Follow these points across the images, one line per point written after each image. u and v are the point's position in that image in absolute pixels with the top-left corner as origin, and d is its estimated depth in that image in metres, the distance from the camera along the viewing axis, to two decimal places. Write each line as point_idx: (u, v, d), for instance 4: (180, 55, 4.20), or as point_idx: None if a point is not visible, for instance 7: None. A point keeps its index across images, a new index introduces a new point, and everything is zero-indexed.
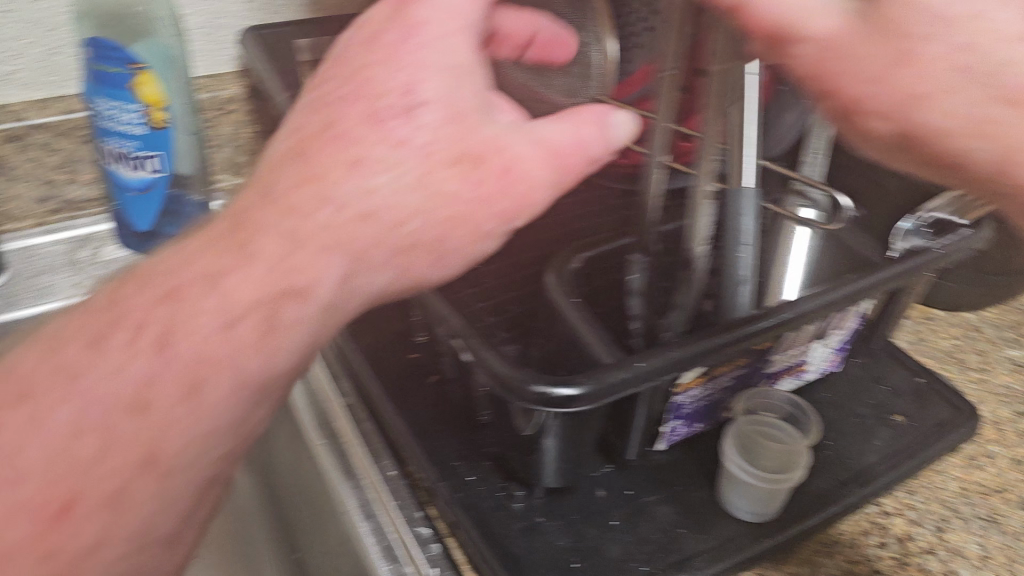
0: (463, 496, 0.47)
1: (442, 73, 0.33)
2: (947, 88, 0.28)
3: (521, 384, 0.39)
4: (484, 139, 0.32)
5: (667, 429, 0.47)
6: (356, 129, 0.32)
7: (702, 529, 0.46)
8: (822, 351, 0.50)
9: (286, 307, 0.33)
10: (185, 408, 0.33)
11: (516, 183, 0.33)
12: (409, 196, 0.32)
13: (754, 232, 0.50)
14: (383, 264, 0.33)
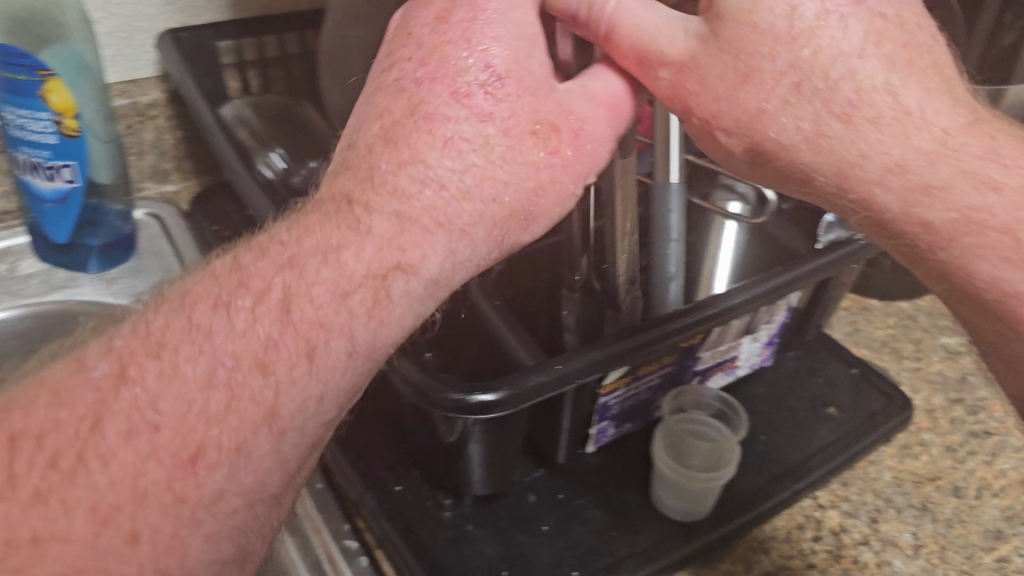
0: (390, 507, 0.45)
1: (515, 44, 0.31)
2: (775, 104, 0.31)
3: (438, 393, 0.37)
4: (552, 108, 0.31)
5: (595, 431, 0.46)
6: (443, 106, 0.30)
7: (634, 531, 0.46)
8: (752, 346, 0.50)
9: (396, 282, 0.30)
10: (321, 394, 0.30)
11: (590, 142, 0.32)
12: (495, 168, 0.31)
13: (681, 228, 0.49)
14: (484, 234, 0.32)
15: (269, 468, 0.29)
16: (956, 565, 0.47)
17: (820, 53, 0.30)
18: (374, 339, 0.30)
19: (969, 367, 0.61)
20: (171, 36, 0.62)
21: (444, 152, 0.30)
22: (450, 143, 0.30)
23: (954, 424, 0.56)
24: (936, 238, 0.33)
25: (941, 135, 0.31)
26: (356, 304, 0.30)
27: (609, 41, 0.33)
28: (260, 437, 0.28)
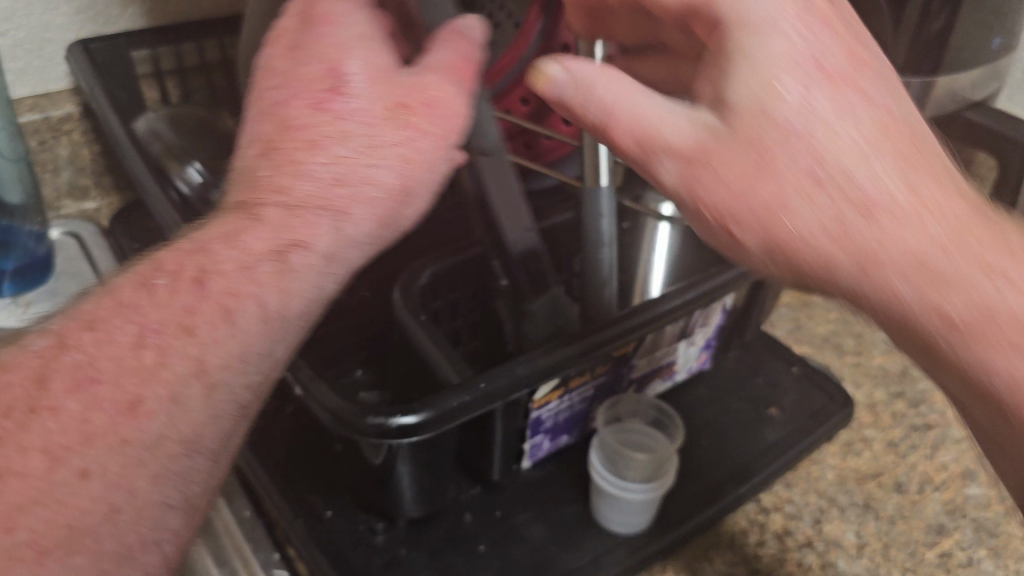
0: (321, 534, 0.43)
1: (354, 46, 0.32)
2: (792, 198, 0.26)
3: (357, 418, 0.36)
4: (403, 87, 0.31)
5: (530, 446, 0.45)
6: (304, 118, 0.31)
7: (575, 546, 0.44)
8: (689, 350, 0.49)
9: (297, 257, 0.30)
10: (244, 353, 0.29)
11: (454, 109, 0.32)
12: (356, 151, 0.30)
13: (611, 234, 0.49)
14: (366, 210, 0.31)
15: (206, 422, 0.28)
16: (900, 563, 0.46)
17: (833, 143, 0.26)
18: (284, 308, 0.30)
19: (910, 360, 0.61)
20: (81, 46, 0.60)
21: (309, 148, 0.30)
22: (313, 144, 0.30)
23: (895, 418, 0.56)
24: (953, 334, 0.25)
25: (959, 223, 0.25)
26: (262, 275, 0.29)
27: (604, 134, 0.29)
28: (193, 389, 0.28)
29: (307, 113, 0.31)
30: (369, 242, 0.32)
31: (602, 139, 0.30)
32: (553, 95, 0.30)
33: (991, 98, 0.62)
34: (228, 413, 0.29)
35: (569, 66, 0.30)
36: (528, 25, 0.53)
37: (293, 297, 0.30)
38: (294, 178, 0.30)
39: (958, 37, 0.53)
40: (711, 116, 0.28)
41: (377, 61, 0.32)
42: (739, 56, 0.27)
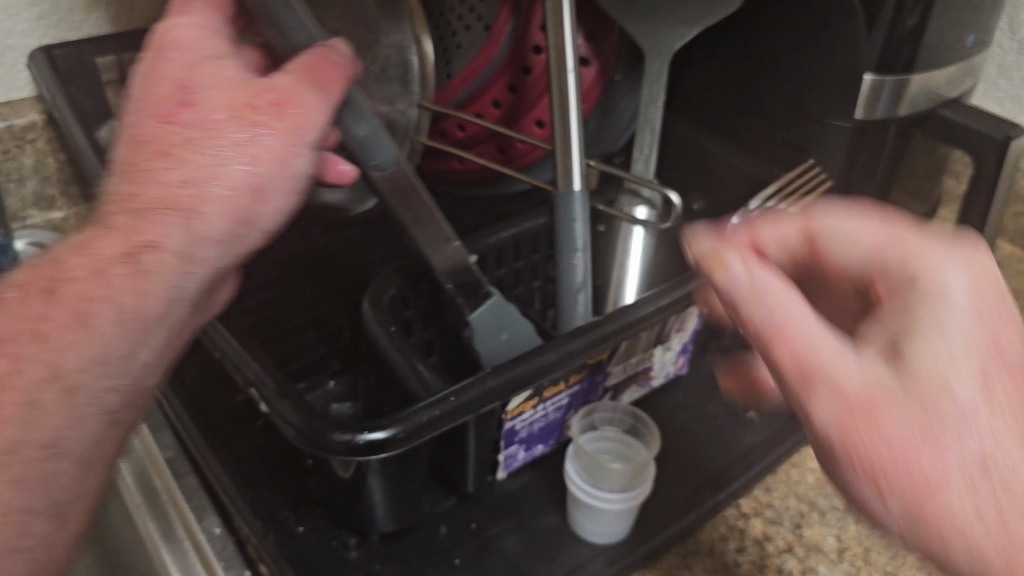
0: (291, 550, 0.43)
1: (199, 62, 0.33)
2: (955, 472, 0.24)
3: (323, 435, 0.35)
4: (249, 94, 0.33)
5: (504, 456, 0.44)
6: (153, 128, 0.32)
7: (551, 558, 0.43)
8: (666, 355, 0.48)
9: (148, 258, 0.31)
10: (101, 356, 0.30)
11: (295, 110, 0.33)
12: (205, 153, 0.32)
13: (585, 238, 0.48)
14: (220, 206, 0.32)
15: (68, 427, 0.29)
16: (880, 567, 0.46)
17: (1015, 450, 0.24)
18: (144, 309, 0.31)
19: None
20: (43, 53, 0.59)
21: (159, 155, 0.32)
22: (165, 151, 0.32)
23: None
24: None
25: None
26: (116, 278, 0.31)
27: (769, 345, 0.27)
28: (49, 393, 0.29)
29: (156, 127, 0.32)
30: (225, 242, 0.33)
31: (755, 338, 0.27)
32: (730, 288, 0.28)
33: (966, 96, 0.61)
34: (92, 416, 0.30)
35: (761, 272, 0.28)
36: (498, 27, 0.53)
37: (151, 298, 0.31)
38: (149, 185, 0.32)
39: (933, 34, 0.52)
40: (883, 360, 0.26)
41: (225, 72, 0.33)
42: (920, 322, 0.27)
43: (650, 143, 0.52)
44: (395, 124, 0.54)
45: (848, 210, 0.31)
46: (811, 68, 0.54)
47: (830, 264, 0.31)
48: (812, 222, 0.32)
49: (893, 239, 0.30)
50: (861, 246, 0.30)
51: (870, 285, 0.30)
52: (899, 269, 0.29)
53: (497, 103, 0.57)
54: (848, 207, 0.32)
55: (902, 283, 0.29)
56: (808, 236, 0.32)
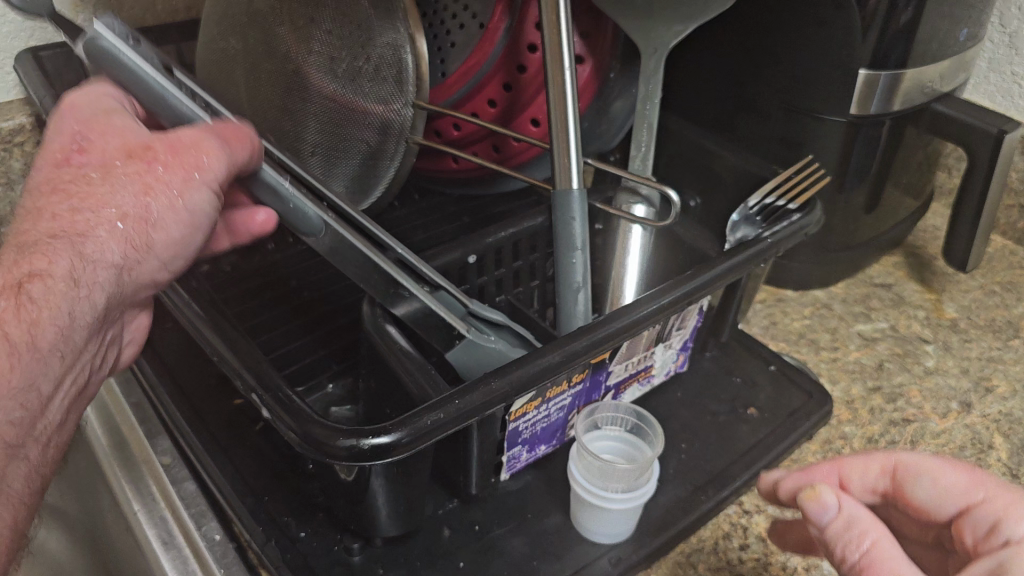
0: (293, 556, 0.42)
1: (90, 122, 0.34)
2: None
3: (327, 441, 0.34)
4: (138, 141, 0.34)
5: (508, 458, 0.44)
6: (56, 173, 0.34)
7: (557, 559, 0.43)
8: (667, 353, 0.48)
9: (34, 286, 0.32)
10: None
11: (178, 158, 0.33)
12: (96, 187, 0.33)
13: (583, 237, 0.48)
14: (110, 234, 0.33)
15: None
16: None
17: None
18: (35, 343, 0.32)
19: (886, 354, 0.61)
20: (31, 54, 0.59)
21: (55, 194, 0.33)
22: (58, 192, 0.33)
23: (873, 414, 0.56)
24: None
25: None
26: (4, 313, 0.31)
27: None
28: None
29: (56, 172, 0.34)
30: (122, 265, 0.34)
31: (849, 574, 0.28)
32: (818, 515, 0.31)
33: (958, 90, 0.61)
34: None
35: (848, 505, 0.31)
36: (494, 25, 0.52)
37: (42, 329, 0.32)
38: (45, 217, 0.33)
39: (925, 30, 0.52)
40: None
41: (119, 122, 0.34)
42: (1014, 562, 0.27)
43: (647, 141, 0.51)
44: (391, 124, 0.53)
45: (933, 456, 0.33)
46: (804, 64, 0.54)
47: (916, 506, 0.33)
48: (892, 464, 0.34)
49: (982, 485, 0.31)
50: (947, 491, 0.32)
51: (957, 530, 0.31)
52: (984, 513, 0.30)
53: (492, 102, 0.56)
54: (936, 456, 0.34)
55: (990, 529, 0.30)
56: (892, 476, 0.34)
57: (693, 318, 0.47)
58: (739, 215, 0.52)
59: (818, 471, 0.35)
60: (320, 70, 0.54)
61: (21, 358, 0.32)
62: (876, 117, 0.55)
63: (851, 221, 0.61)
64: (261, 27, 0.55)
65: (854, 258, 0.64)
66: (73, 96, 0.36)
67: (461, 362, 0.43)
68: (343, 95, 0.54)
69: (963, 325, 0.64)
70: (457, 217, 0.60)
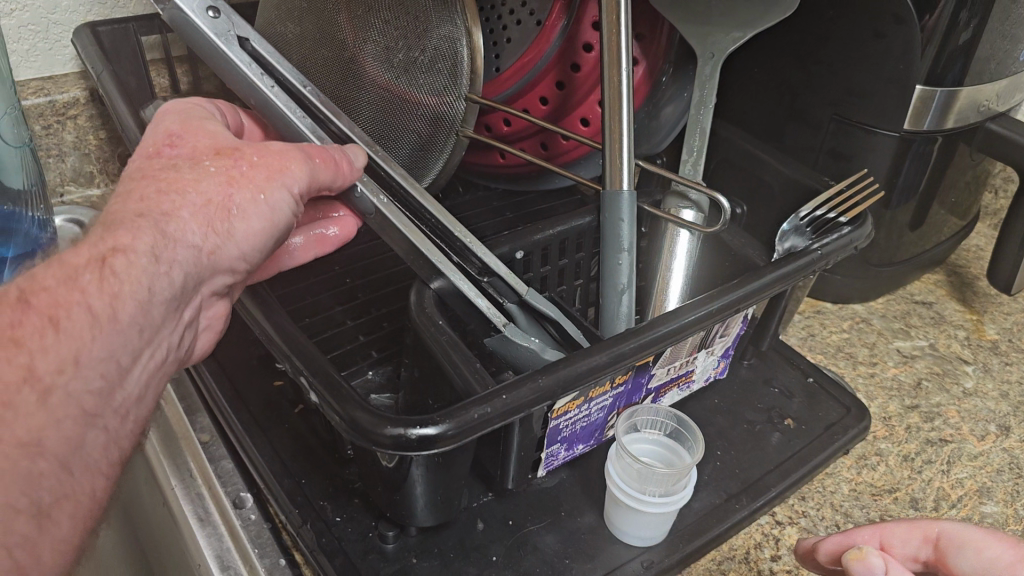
0: (329, 540, 0.42)
1: (194, 124, 0.38)
2: None
3: (372, 428, 0.35)
4: (233, 143, 0.37)
5: (546, 455, 0.44)
6: (147, 162, 0.35)
7: (590, 558, 0.43)
8: (709, 359, 0.48)
9: (117, 261, 0.30)
10: (78, 356, 0.29)
11: (272, 157, 0.36)
12: (183, 173, 0.34)
13: (631, 238, 0.48)
14: (193, 217, 0.33)
15: (48, 428, 0.28)
16: None
17: None
18: (116, 313, 0.30)
19: (923, 372, 0.60)
20: (89, 29, 0.59)
21: (145, 178, 0.34)
22: (151, 174, 0.34)
23: (910, 432, 0.55)
24: None
25: None
26: (87, 284, 0.29)
27: None
28: (25, 396, 0.27)
29: (144, 162, 0.35)
30: (194, 258, 0.33)
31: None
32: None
33: (1012, 110, 0.61)
34: (69, 417, 0.29)
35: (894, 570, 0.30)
36: (551, 23, 0.52)
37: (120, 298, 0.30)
38: (134, 197, 0.33)
39: (984, 47, 0.51)
40: None
41: (210, 128, 0.38)
42: None
43: (700, 146, 0.51)
44: (444, 117, 0.54)
45: (974, 528, 0.31)
46: (860, 76, 0.54)
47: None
48: (935, 534, 0.33)
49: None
50: (991, 566, 0.30)
51: None
52: None
53: (544, 99, 0.56)
54: (980, 526, 0.32)
55: None
56: (934, 546, 0.33)
57: (737, 325, 0.47)
58: (791, 224, 0.50)
59: (862, 532, 0.34)
60: (375, 60, 0.55)
61: (106, 324, 0.30)
62: (928, 134, 0.54)
63: (895, 238, 0.60)
64: (318, 13, 0.56)
65: (897, 274, 0.64)
66: (172, 104, 0.40)
67: (498, 350, 0.43)
68: (397, 85, 0.54)
69: (1004, 348, 0.63)
70: (501, 212, 0.60)
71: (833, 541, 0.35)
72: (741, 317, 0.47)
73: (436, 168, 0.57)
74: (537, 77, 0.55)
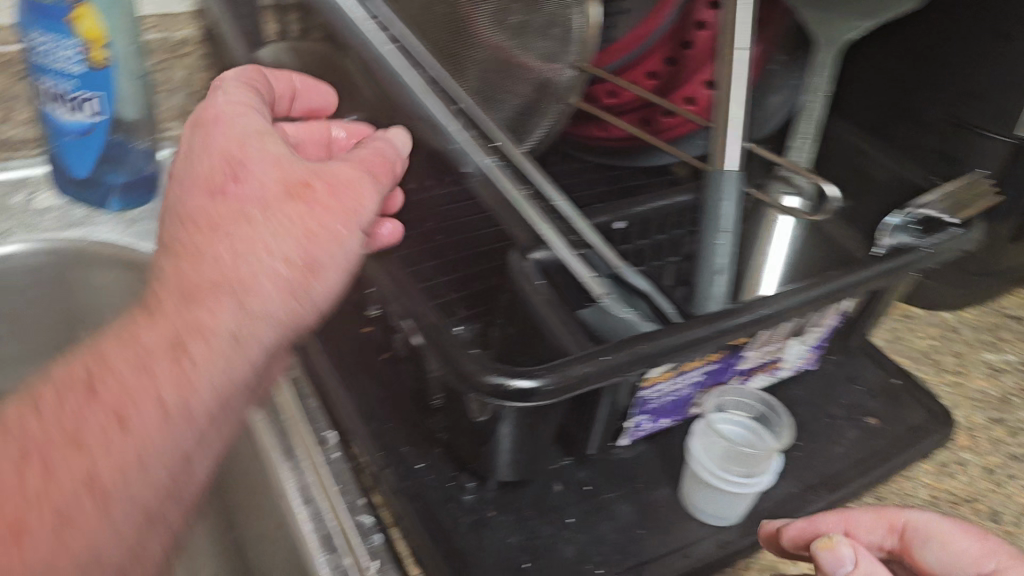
0: (411, 486, 0.43)
1: (257, 146, 0.36)
2: None
3: (472, 372, 0.35)
4: (303, 173, 0.36)
5: (631, 425, 0.44)
6: (216, 200, 0.35)
7: (663, 532, 0.44)
8: (799, 349, 0.48)
9: (194, 347, 0.32)
10: (141, 458, 0.31)
11: (342, 202, 0.36)
12: (260, 229, 0.34)
13: (734, 218, 0.47)
14: (273, 284, 0.34)
15: (107, 538, 0.30)
16: None
17: None
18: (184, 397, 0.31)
19: (1011, 387, 0.59)
20: None
21: (211, 228, 0.34)
22: (215, 222, 0.34)
23: (994, 445, 0.54)
24: None
25: None
26: (159, 371, 0.31)
27: None
28: (86, 505, 0.30)
29: (207, 203, 0.35)
30: (280, 322, 0.34)
31: None
32: (834, 565, 0.33)
33: None
34: (130, 523, 0.31)
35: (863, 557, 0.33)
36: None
37: (184, 378, 0.32)
38: (207, 261, 0.33)
39: None
40: None
41: (275, 152, 0.36)
42: None
43: (812, 132, 0.50)
44: (550, 84, 0.54)
45: (940, 520, 0.36)
46: (981, 76, 0.52)
47: (922, 565, 0.36)
48: (901, 523, 0.37)
49: (988, 554, 0.34)
50: (956, 555, 0.35)
51: None
52: None
53: (653, 74, 0.56)
54: (943, 517, 0.36)
55: None
56: (899, 536, 0.37)
57: (834, 317, 0.47)
58: (899, 221, 0.49)
59: (827, 519, 0.38)
60: (488, 21, 0.56)
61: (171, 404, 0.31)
62: None
63: (998, 251, 0.58)
64: None
65: (993, 285, 0.62)
66: (221, 104, 0.38)
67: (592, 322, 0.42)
68: (507, 47, 0.55)
69: None
70: (595, 184, 0.60)
71: (796, 527, 0.38)
72: (839, 308, 0.46)
73: (537, 135, 0.57)
74: (648, 51, 0.56)
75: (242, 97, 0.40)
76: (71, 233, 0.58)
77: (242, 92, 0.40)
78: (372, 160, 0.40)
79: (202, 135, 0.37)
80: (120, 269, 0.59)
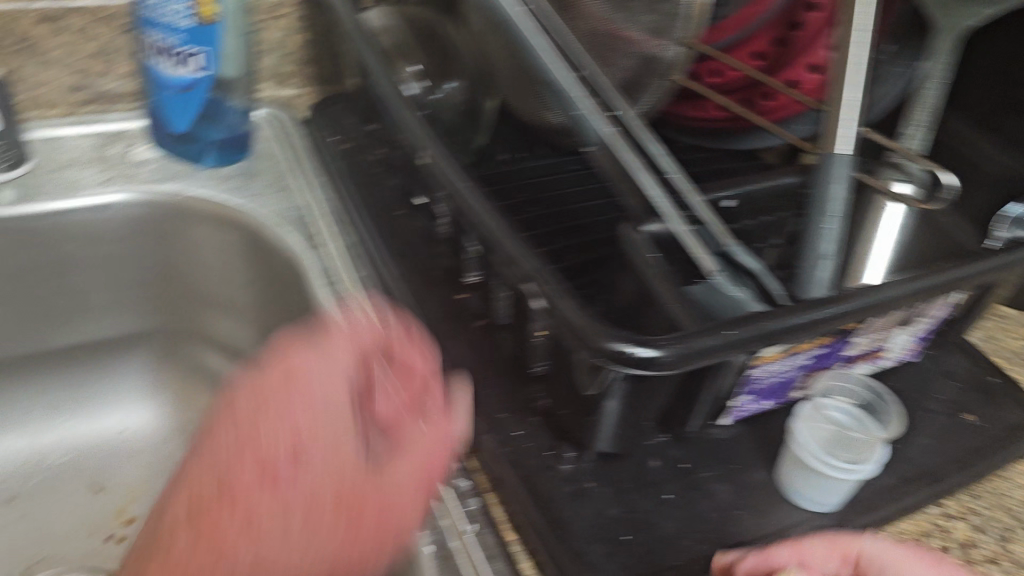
0: (510, 451, 0.44)
1: (331, 378, 0.41)
2: None
3: (592, 335, 0.35)
4: (366, 421, 0.41)
5: (735, 404, 0.44)
6: (291, 419, 0.39)
7: (760, 515, 0.43)
8: (904, 338, 0.47)
9: (250, 549, 0.36)
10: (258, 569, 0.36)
11: (429, 462, 0.39)
12: (314, 458, 0.38)
13: (841, 203, 0.47)
14: (328, 530, 0.37)
15: None
16: None
17: None
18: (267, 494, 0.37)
19: None
20: None
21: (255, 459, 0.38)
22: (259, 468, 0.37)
23: None
24: None
25: None
26: (253, 507, 0.36)
27: None
28: None
29: (286, 395, 0.40)
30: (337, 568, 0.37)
31: None
32: None
33: None
34: None
35: None
36: None
37: (266, 574, 0.36)
38: (271, 483, 0.37)
39: None
40: None
41: (342, 397, 0.41)
42: None
43: (924, 120, 0.50)
44: (656, 60, 0.53)
45: (891, 547, 0.39)
46: None
47: None
48: (855, 553, 0.39)
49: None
50: None
51: None
52: None
53: (759, 55, 0.56)
54: (891, 544, 0.39)
55: None
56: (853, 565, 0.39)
57: (941, 309, 0.46)
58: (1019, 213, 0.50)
59: (779, 551, 0.39)
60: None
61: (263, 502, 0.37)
62: None
63: None
64: None
65: None
66: (339, 329, 0.45)
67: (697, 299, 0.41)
68: (612, 22, 0.55)
69: None
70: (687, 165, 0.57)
71: (751, 563, 0.38)
72: (949, 301, 0.46)
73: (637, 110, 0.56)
74: (755, 32, 0.55)
75: (335, 349, 0.43)
76: (167, 186, 0.59)
77: (337, 347, 0.43)
78: (466, 417, 0.43)
79: (268, 377, 0.41)
80: (214, 226, 0.59)
